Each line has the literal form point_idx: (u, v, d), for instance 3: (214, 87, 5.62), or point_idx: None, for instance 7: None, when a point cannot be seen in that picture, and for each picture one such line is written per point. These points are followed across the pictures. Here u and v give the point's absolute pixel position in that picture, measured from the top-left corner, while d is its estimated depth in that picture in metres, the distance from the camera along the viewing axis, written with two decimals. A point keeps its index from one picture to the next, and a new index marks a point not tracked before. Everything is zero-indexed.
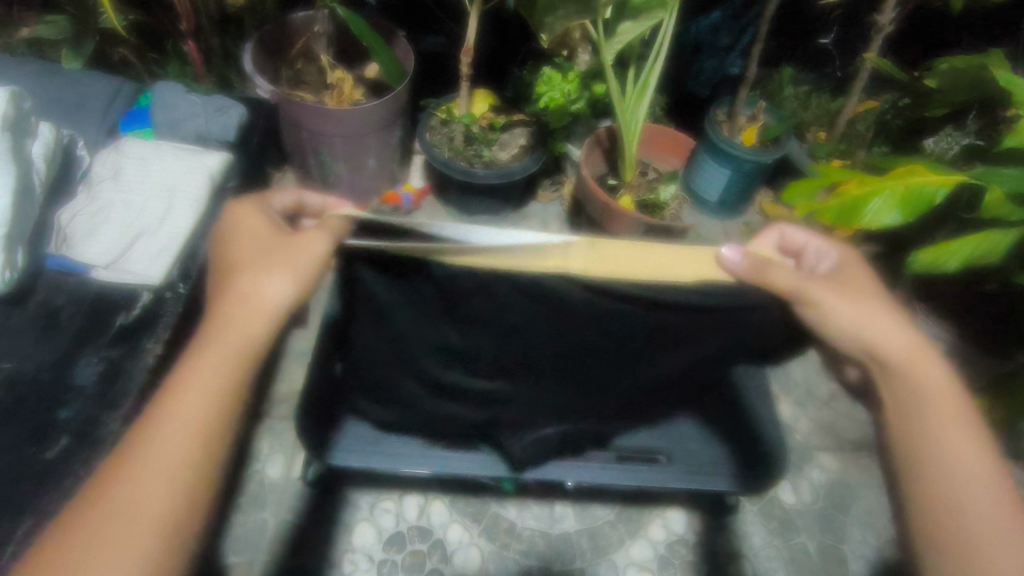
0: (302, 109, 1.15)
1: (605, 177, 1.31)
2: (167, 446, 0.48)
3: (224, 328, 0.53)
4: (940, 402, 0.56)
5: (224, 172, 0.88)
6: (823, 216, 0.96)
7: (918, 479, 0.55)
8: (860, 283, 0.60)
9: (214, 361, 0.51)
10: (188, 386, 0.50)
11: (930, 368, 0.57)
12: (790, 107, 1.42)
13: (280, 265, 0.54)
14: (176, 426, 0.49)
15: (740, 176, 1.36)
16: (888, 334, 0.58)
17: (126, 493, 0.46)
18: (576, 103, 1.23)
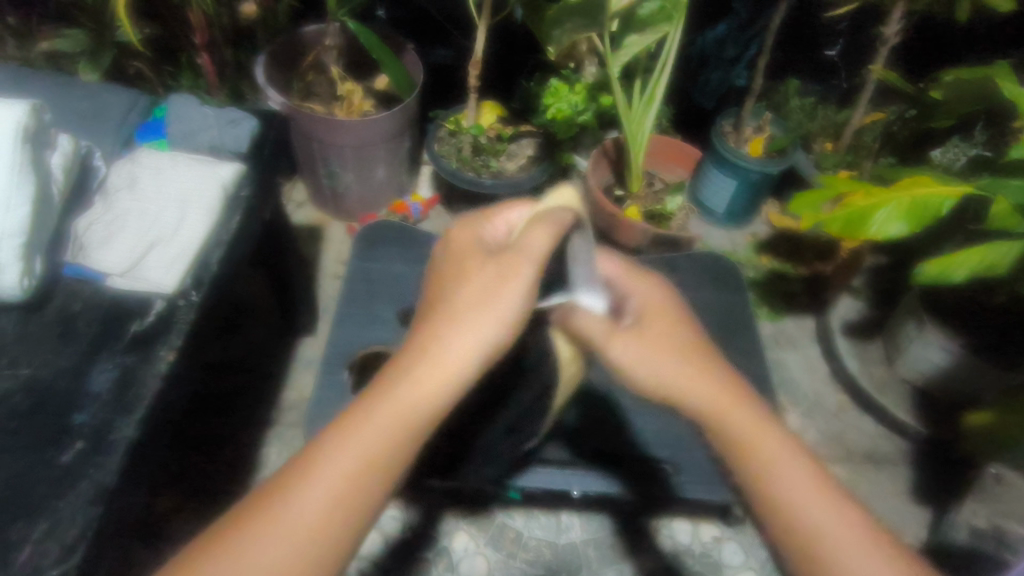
0: (313, 120, 1.17)
1: (612, 188, 1.32)
2: (320, 494, 0.49)
3: (426, 376, 0.51)
4: (764, 448, 0.61)
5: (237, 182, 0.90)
6: (829, 226, 0.96)
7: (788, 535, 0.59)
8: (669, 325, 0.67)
9: (400, 415, 0.51)
10: (350, 438, 0.50)
11: (752, 417, 0.62)
12: (796, 119, 1.43)
13: (464, 304, 0.53)
14: (330, 478, 0.50)
15: (747, 187, 1.37)
16: (702, 384, 0.63)
17: (279, 531, 0.48)
18: (583, 114, 1.24)
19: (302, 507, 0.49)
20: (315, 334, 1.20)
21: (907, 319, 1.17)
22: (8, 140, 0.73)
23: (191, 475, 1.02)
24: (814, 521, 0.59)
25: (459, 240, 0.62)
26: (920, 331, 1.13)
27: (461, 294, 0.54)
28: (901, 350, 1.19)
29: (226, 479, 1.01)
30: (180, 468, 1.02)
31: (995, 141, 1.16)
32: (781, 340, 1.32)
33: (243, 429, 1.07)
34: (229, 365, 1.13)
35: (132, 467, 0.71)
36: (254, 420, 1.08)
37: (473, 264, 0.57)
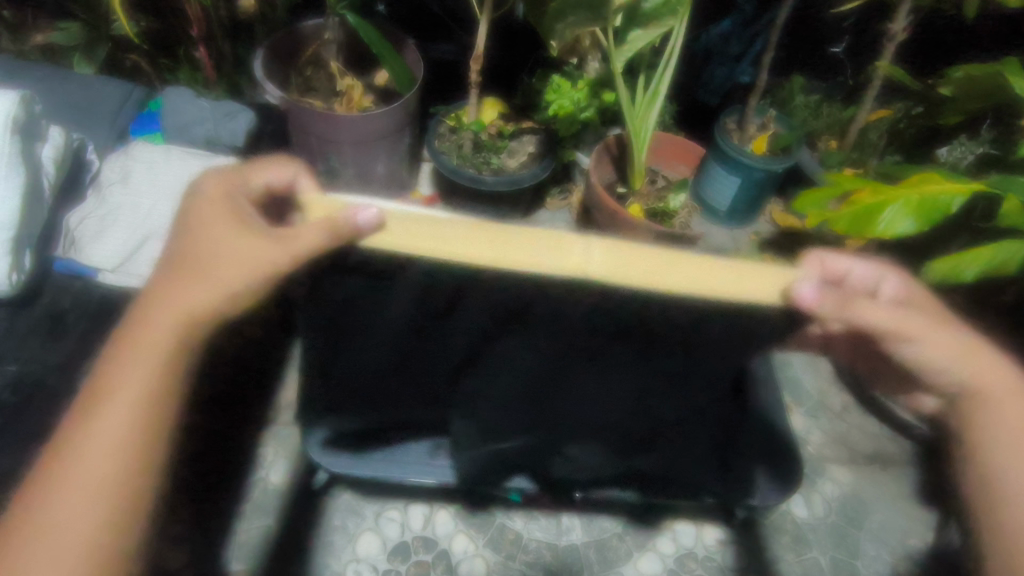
0: (312, 115, 1.15)
1: (614, 185, 1.30)
2: (111, 425, 0.53)
3: (168, 307, 0.55)
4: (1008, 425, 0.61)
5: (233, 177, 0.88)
6: (837, 223, 0.94)
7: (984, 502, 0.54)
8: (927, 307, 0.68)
9: (154, 352, 0.54)
10: (119, 385, 0.53)
11: (1012, 401, 0.61)
12: (800, 116, 1.41)
13: (244, 258, 0.54)
14: (109, 426, 0.53)
15: (749, 185, 1.36)
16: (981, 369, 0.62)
17: (72, 468, 0.51)
18: (585, 111, 1.23)
19: (86, 461, 0.52)
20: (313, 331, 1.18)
21: None
22: None
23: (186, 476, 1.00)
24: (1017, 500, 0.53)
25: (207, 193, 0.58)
26: None
27: (219, 252, 0.55)
28: None
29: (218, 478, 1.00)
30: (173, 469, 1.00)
31: (1002, 140, 1.12)
32: None
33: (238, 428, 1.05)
34: (224, 363, 1.10)
35: None
36: (249, 421, 1.06)
37: (228, 223, 0.56)
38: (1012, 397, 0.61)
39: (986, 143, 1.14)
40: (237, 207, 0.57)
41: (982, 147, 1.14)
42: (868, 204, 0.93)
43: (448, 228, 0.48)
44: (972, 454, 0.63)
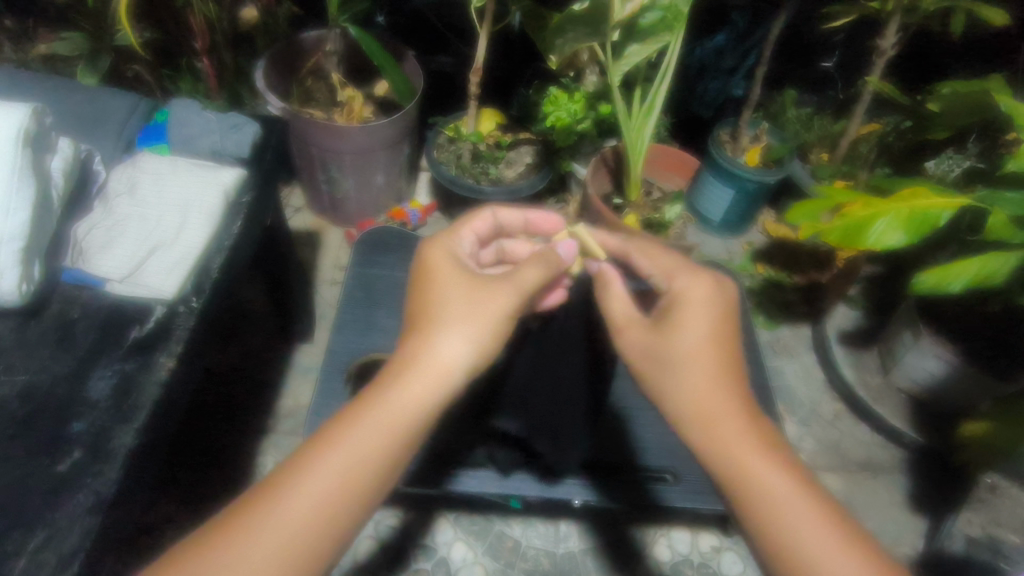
0: (313, 125, 1.16)
1: (611, 197, 1.32)
2: (305, 502, 0.51)
3: (399, 384, 0.56)
4: (746, 461, 0.58)
5: (238, 187, 0.88)
6: (829, 236, 0.97)
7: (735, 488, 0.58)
8: (686, 305, 0.65)
9: (389, 422, 0.55)
10: (338, 444, 0.53)
11: (733, 434, 0.59)
12: (792, 129, 1.44)
13: (462, 324, 0.59)
14: (317, 487, 0.52)
15: (743, 197, 1.38)
16: (705, 396, 0.61)
17: (252, 539, 0.49)
18: (582, 123, 1.25)
19: (285, 519, 0.50)
20: (314, 339, 1.20)
21: (905, 330, 1.18)
22: (9, 144, 0.72)
23: (189, 486, 1.00)
24: (770, 484, 0.57)
25: (434, 255, 0.65)
26: (916, 340, 1.14)
27: (445, 298, 0.61)
28: (897, 360, 1.20)
29: (219, 486, 1.01)
30: (175, 479, 1.00)
31: (987, 153, 1.19)
32: (779, 349, 1.34)
33: (240, 438, 1.06)
34: (221, 374, 1.12)
35: (131, 476, 0.70)
36: (252, 432, 1.07)
37: (463, 280, 0.62)
38: (732, 426, 0.60)
39: (972, 156, 1.20)
40: (465, 267, 0.64)
41: (969, 160, 1.20)
42: (859, 218, 0.95)
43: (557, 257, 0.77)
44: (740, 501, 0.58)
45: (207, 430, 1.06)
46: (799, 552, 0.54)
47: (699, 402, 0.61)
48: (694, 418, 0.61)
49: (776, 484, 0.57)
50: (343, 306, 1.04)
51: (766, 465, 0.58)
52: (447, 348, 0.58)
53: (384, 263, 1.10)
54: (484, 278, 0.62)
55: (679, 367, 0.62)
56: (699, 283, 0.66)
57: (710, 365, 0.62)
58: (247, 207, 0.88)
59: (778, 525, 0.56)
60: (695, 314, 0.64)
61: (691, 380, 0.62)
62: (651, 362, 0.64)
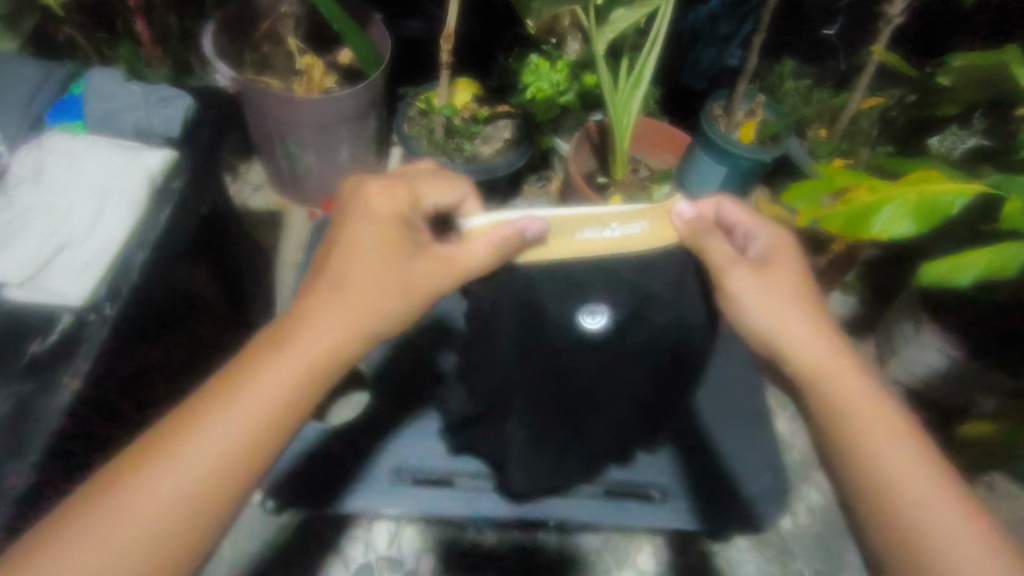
0: (267, 97, 1.05)
1: (595, 175, 1.22)
2: (204, 453, 0.52)
3: (301, 331, 0.57)
4: (864, 417, 0.60)
5: (165, 172, 0.77)
6: (829, 225, 0.89)
7: (852, 460, 0.59)
8: (786, 259, 0.67)
9: (284, 378, 0.55)
10: (238, 397, 0.54)
11: (857, 393, 0.61)
12: (790, 102, 1.36)
13: (372, 299, 0.59)
14: (213, 437, 0.52)
15: (735, 175, 1.31)
16: (817, 352, 0.62)
17: (145, 492, 0.50)
18: (564, 95, 1.15)
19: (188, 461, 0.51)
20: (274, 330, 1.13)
21: (907, 320, 1.12)
22: None
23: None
24: (887, 457, 0.58)
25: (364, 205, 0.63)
26: (916, 332, 1.09)
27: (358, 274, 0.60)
28: (896, 352, 1.16)
29: None
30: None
31: (995, 129, 1.09)
32: None
33: None
34: (164, 371, 1.03)
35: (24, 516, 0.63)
36: None
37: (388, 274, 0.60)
38: (848, 385, 0.61)
39: (978, 132, 1.12)
40: (399, 234, 0.62)
41: (975, 137, 1.12)
42: (862, 203, 0.87)
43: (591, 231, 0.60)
44: (867, 465, 0.58)
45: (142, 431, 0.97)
46: (917, 524, 0.55)
47: (811, 349, 0.62)
48: (812, 368, 0.62)
49: (896, 448, 0.58)
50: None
51: (882, 428, 0.59)
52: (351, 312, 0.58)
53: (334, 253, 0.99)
54: (399, 257, 0.61)
55: (783, 305, 0.64)
56: (772, 237, 0.68)
57: (818, 331, 0.63)
58: (179, 193, 0.78)
59: (897, 494, 0.57)
60: (783, 262, 0.67)
61: (799, 327, 0.63)
62: (762, 313, 0.63)
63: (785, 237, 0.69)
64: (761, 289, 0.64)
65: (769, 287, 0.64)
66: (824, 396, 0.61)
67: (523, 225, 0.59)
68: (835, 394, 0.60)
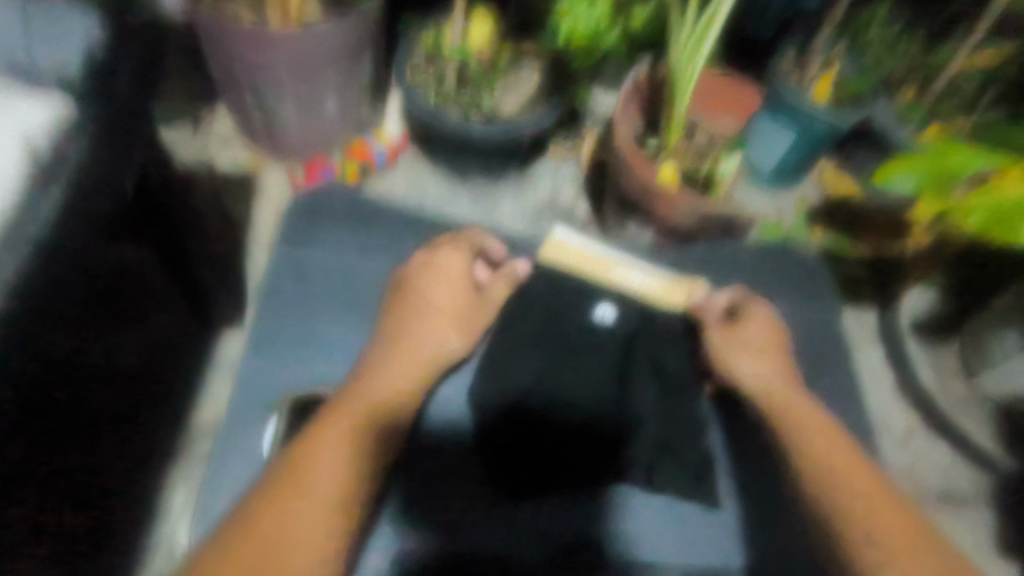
0: (230, 27, 0.81)
1: (642, 139, 0.99)
2: (310, 515, 0.59)
3: (385, 363, 0.73)
4: (824, 465, 0.70)
5: None
6: (966, 220, 0.68)
7: (828, 502, 0.68)
8: (776, 348, 0.82)
9: (366, 409, 0.69)
10: (325, 454, 0.63)
11: (827, 449, 0.71)
12: (877, 53, 1.11)
13: (444, 329, 0.78)
14: (320, 486, 0.61)
15: (807, 142, 1.09)
16: (800, 416, 0.75)
17: (274, 573, 0.56)
18: (608, 36, 0.91)
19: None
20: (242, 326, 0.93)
21: (1009, 328, 0.91)
22: None
23: (51, 508, 0.81)
24: (833, 505, 0.67)
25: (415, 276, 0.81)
26: None
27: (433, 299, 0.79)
28: (988, 363, 0.95)
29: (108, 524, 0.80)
30: (23, 491, 0.81)
31: None
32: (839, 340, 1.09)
33: (137, 464, 0.84)
34: (118, 377, 0.88)
35: None
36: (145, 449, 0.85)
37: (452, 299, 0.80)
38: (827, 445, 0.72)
39: None
40: (466, 291, 0.82)
41: None
42: (1014, 193, 0.67)
43: (619, 279, 0.88)
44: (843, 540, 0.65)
45: (85, 438, 0.85)
46: None
47: (764, 389, 0.78)
48: (774, 406, 0.77)
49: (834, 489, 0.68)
50: (262, 310, 0.80)
51: (844, 493, 0.68)
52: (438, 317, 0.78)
53: (331, 243, 0.85)
54: (475, 299, 0.83)
55: (739, 355, 0.81)
56: (763, 321, 0.83)
57: (781, 384, 0.78)
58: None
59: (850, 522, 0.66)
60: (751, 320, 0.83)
61: (775, 379, 0.79)
62: (726, 350, 0.82)
63: (774, 324, 0.84)
64: (754, 363, 0.80)
65: (733, 345, 0.82)
66: (814, 471, 0.70)
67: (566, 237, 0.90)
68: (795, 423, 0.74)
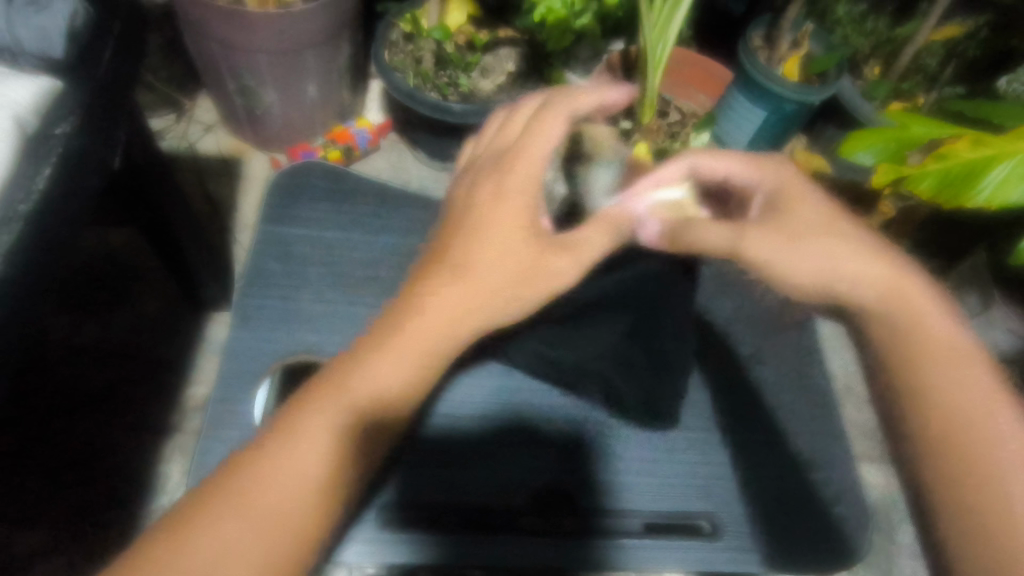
0: (208, 11, 0.82)
1: (617, 118, 0.99)
2: (316, 450, 0.45)
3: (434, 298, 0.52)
4: (938, 356, 0.47)
5: (48, 111, 0.49)
6: (919, 186, 0.71)
7: (904, 355, 0.47)
8: (802, 200, 0.54)
9: (416, 342, 0.50)
10: (358, 380, 0.48)
11: (939, 345, 0.47)
12: (842, 32, 1.15)
13: (497, 270, 0.53)
14: (331, 427, 0.46)
15: (777, 119, 1.12)
16: (913, 313, 0.49)
17: (283, 474, 0.44)
18: (582, 16, 0.94)
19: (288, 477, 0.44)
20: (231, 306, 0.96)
21: (968, 291, 0.95)
22: None
23: (49, 486, 0.82)
24: (978, 434, 0.44)
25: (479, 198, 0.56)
26: (983, 308, 0.92)
27: (472, 271, 0.53)
28: None
29: (102, 494, 0.83)
30: (23, 473, 0.83)
31: None
32: None
33: (132, 437, 0.86)
34: (112, 354, 0.91)
35: None
36: (139, 427, 0.87)
37: (512, 300, 0.54)
38: (932, 340, 0.48)
39: None
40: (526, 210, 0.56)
41: None
42: (965, 160, 0.70)
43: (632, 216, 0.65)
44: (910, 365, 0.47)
45: (80, 412, 0.87)
46: (974, 448, 0.44)
47: (864, 281, 0.50)
48: (872, 293, 0.49)
49: (954, 374, 0.46)
50: (247, 283, 0.69)
51: (974, 386, 0.46)
52: (448, 327, 0.51)
53: (308, 217, 0.74)
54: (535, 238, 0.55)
55: (807, 251, 0.51)
56: (788, 176, 0.56)
57: (875, 273, 0.50)
58: (69, 144, 0.50)
59: (958, 412, 0.45)
60: (799, 207, 0.54)
61: (845, 262, 0.50)
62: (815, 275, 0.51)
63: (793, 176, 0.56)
64: (788, 256, 0.51)
65: (791, 240, 0.52)
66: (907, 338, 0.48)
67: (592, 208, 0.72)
68: (827, 278, 0.50)
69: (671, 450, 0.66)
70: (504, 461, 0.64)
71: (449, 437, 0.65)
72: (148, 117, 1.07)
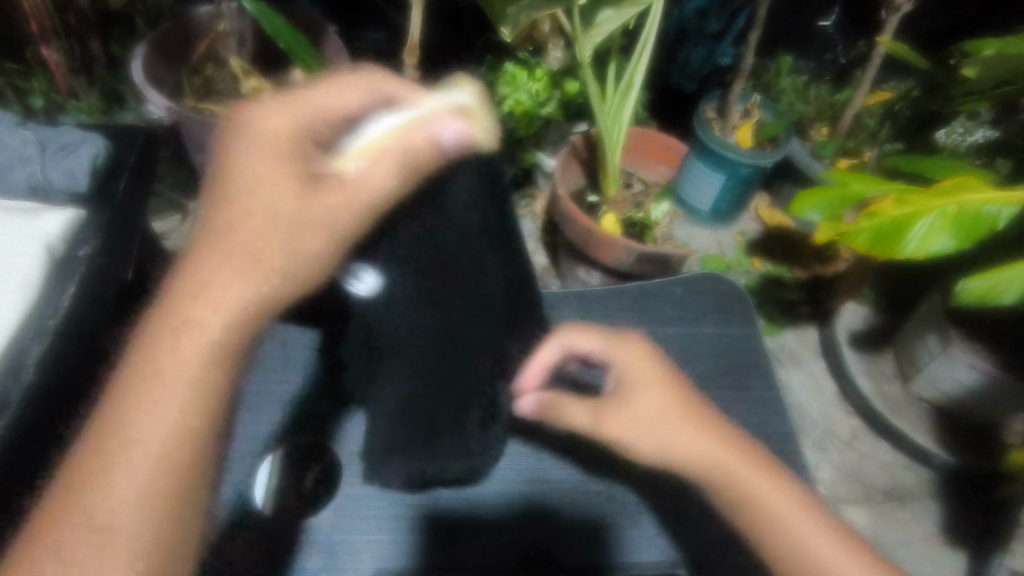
0: (208, 128, 0.93)
1: (584, 193, 1.10)
2: (126, 489, 0.38)
3: (220, 271, 0.41)
4: (780, 504, 0.57)
5: (71, 236, 0.63)
6: (855, 242, 0.78)
7: (754, 512, 0.57)
8: (649, 373, 0.63)
9: (205, 327, 0.41)
10: (148, 397, 0.40)
11: (773, 491, 0.58)
12: (787, 100, 1.26)
13: (296, 220, 0.43)
14: (135, 459, 0.38)
15: (735, 182, 1.21)
16: (735, 466, 0.58)
17: (95, 532, 0.37)
18: (545, 106, 1.04)
19: (120, 481, 0.38)
20: None
21: (927, 332, 1.01)
22: None
23: None
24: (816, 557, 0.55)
25: (257, 126, 0.45)
26: (944, 346, 0.97)
27: (276, 208, 0.43)
28: (919, 367, 1.04)
29: None
30: None
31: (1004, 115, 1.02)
32: (784, 357, 1.19)
33: None
34: None
35: None
36: None
37: (318, 235, 0.44)
38: (771, 486, 0.58)
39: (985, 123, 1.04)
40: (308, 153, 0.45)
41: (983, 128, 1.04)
42: (891, 217, 0.77)
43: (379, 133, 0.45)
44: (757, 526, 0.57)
45: None
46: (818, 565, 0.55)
47: (704, 462, 0.58)
48: (714, 470, 0.58)
49: (790, 509, 0.57)
50: None
51: (807, 521, 0.57)
52: (244, 297, 0.41)
53: None
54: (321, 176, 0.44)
55: (662, 430, 0.60)
56: (635, 355, 0.64)
57: (699, 429, 0.59)
58: (88, 263, 0.64)
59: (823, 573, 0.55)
60: (646, 390, 0.62)
61: (686, 438, 0.59)
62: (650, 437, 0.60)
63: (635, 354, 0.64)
64: (642, 431, 0.61)
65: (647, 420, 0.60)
66: (750, 497, 0.57)
67: (438, 126, 0.45)
68: (676, 463, 0.59)
69: (647, 501, 0.71)
70: (512, 529, 0.68)
71: (464, 504, 0.69)
72: (155, 219, 1.17)
